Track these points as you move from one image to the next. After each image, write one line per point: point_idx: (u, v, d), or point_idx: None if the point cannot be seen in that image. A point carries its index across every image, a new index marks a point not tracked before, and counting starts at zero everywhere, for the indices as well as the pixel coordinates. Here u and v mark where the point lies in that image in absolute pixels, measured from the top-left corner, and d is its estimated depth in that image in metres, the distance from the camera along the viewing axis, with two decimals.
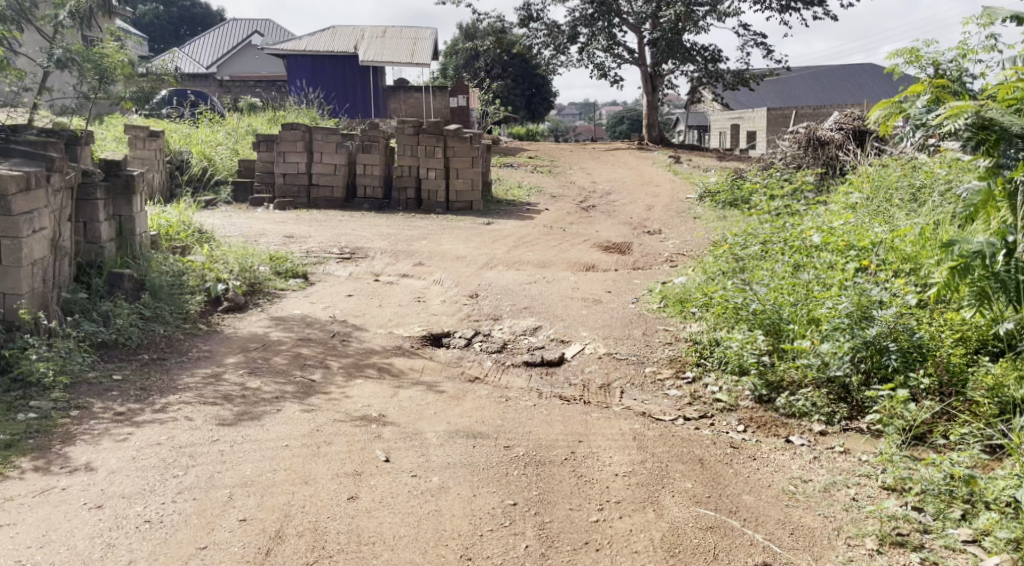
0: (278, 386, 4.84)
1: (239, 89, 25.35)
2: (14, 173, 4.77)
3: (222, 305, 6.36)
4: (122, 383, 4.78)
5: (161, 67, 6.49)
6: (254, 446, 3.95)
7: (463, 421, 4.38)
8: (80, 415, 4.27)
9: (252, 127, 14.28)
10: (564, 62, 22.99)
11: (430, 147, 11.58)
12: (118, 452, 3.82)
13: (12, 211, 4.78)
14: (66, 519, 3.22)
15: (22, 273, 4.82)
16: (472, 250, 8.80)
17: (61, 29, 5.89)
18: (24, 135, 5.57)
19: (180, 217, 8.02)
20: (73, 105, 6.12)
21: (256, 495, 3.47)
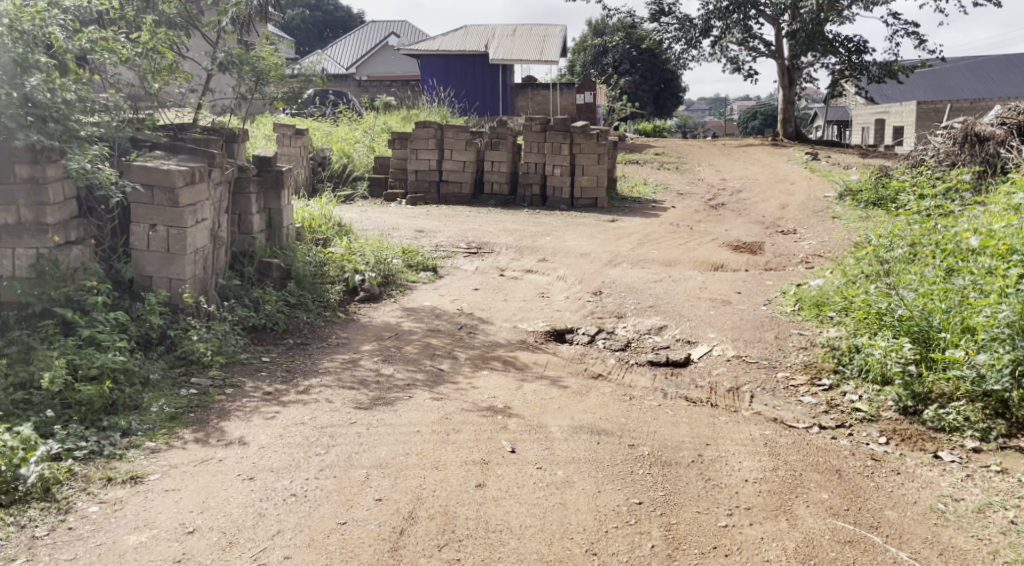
0: (409, 373, 5.02)
1: (376, 87, 26.38)
2: (181, 167, 5.17)
3: (358, 295, 6.65)
4: (270, 364, 5.11)
5: (309, 68, 6.84)
6: (388, 430, 4.11)
7: (587, 417, 4.41)
8: (234, 393, 4.58)
9: (387, 126, 14.76)
10: (696, 56, 22.52)
11: (556, 144, 11.61)
12: (267, 429, 4.08)
13: (179, 203, 5.17)
14: (223, 488, 3.47)
15: (186, 260, 5.22)
16: (596, 248, 8.78)
17: (223, 34, 6.31)
18: (189, 133, 6.04)
19: (321, 210, 8.41)
20: (231, 104, 6.55)
21: (391, 477, 3.62)
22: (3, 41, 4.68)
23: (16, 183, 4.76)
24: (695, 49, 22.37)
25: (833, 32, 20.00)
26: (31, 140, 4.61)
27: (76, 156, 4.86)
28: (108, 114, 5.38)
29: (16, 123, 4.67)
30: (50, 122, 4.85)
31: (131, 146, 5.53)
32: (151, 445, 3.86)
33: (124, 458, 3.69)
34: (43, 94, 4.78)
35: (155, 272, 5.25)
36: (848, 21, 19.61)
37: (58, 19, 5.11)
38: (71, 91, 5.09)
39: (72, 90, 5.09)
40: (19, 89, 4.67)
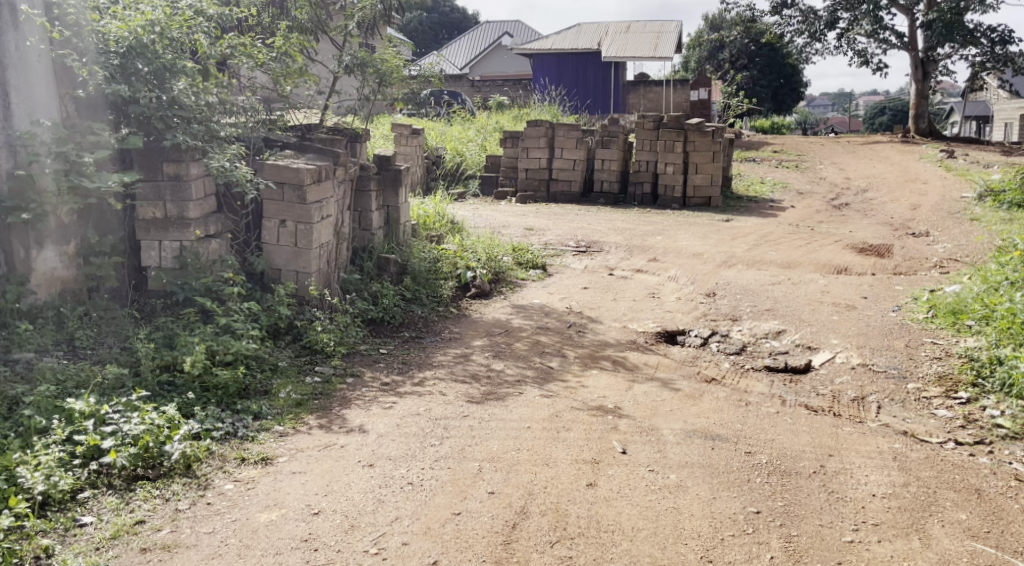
0: (519, 369, 5.08)
1: (489, 87, 26.74)
2: (309, 166, 5.43)
3: (470, 291, 6.77)
4: (387, 356, 5.27)
5: (428, 69, 7.03)
6: (500, 424, 4.18)
7: (700, 421, 4.34)
8: (354, 382, 4.76)
9: (499, 124, 14.93)
10: (820, 50, 21.71)
11: (670, 142, 11.42)
12: (385, 419, 4.22)
13: (307, 200, 5.44)
14: (344, 473, 3.62)
15: (311, 255, 5.49)
16: (710, 248, 8.62)
17: (349, 38, 6.58)
18: (316, 134, 6.31)
19: (435, 208, 8.60)
20: (355, 105, 6.82)
21: (503, 471, 3.67)
22: (154, 48, 5.16)
23: (163, 180, 5.15)
24: (819, 43, 21.58)
25: (973, 22, 18.85)
26: (177, 140, 4.99)
27: (216, 156, 5.22)
28: (246, 115, 5.77)
29: (163, 124, 5.12)
30: (194, 123, 5.26)
31: (264, 146, 5.84)
32: (279, 428, 4.06)
33: (255, 440, 3.90)
34: (189, 98, 5.24)
35: (284, 265, 5.55)
36: (991, 9, 18.44)
37: (203, 26, 5.50)
38: (212, 94, 5.53)
39: (213, 93, 5.52)
40: (167, 93, 5.15)
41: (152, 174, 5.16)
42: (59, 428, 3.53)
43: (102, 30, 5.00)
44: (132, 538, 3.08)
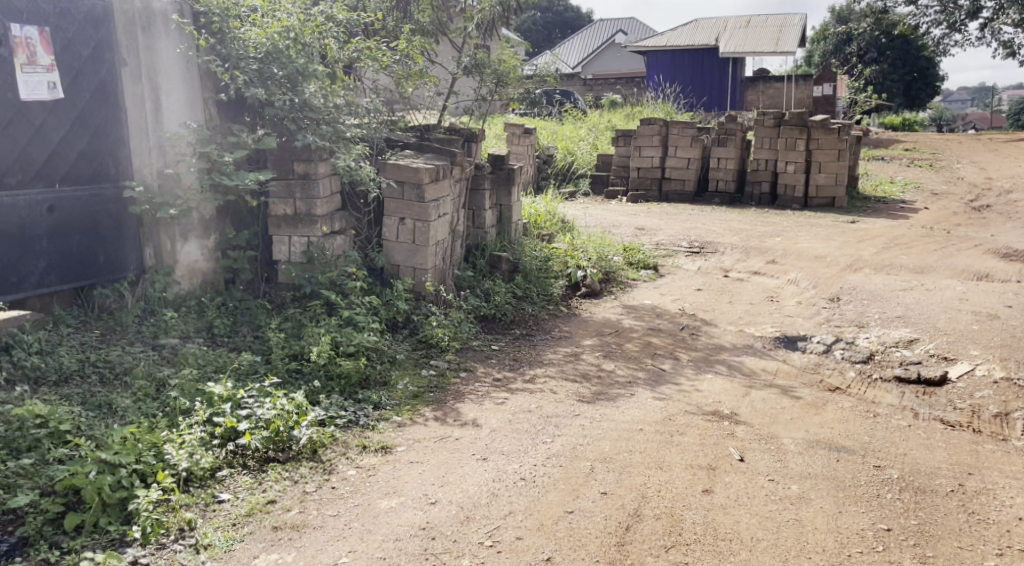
0: (630, 370, 5.02)
1: (601, 85, 26.57)
2: (428, 165, 5.56)
3: (581, 290, 6.75)
4: (499, 352, 5.32)
5: (544, 69, 7.07)
6: (612, 425, 4.15)
7: (824, 431, 4.17)
8: (467, 376, 4.84)
9: (611, 123, 14.82)
10: (959, 42, 20.47)
11: (791, 139, 10.99)
12: (497, 414, 4.26)
13: (425, 198, 5.58)
14: (459, 465, 3.67)
15: (428, 252, 5.61)
16: (834, 251, 8.27)
17: (468, 39, 6.71)
18: (434, 133, 6.45)
19: (546, 207, 8.61)
20: (472, 106, 6.92)
21: (616, 473, 3.64)
22: (288, 53, 5.45)
23: (294, 179, 5.40)
24: (959, 34, 20.35)
25: None
26: (307, 140, 5.22)
27: (343, 155, 5.40)
28: (370, 116, 5.96)
29: (295, 125, 5.36)
30: (322, 124, 5.48)
31: (386, 146, 6.00)
32: (397, 419, 4.17)
33: (375, 429, 4.02)
34: (318, 100, 5.50)
35: (402, 262, 5.69)
36: None
37: (333, 32, 5.75)
38: (340, 97, 5.77)
39: (341, 96, 5.75)
40: (299, 96, 5.41)
41: (284, 173, 5.42)
42: (201, 410, 3.74)
43: (243, 37, 5.36)
44: (264, 517, 3.23)
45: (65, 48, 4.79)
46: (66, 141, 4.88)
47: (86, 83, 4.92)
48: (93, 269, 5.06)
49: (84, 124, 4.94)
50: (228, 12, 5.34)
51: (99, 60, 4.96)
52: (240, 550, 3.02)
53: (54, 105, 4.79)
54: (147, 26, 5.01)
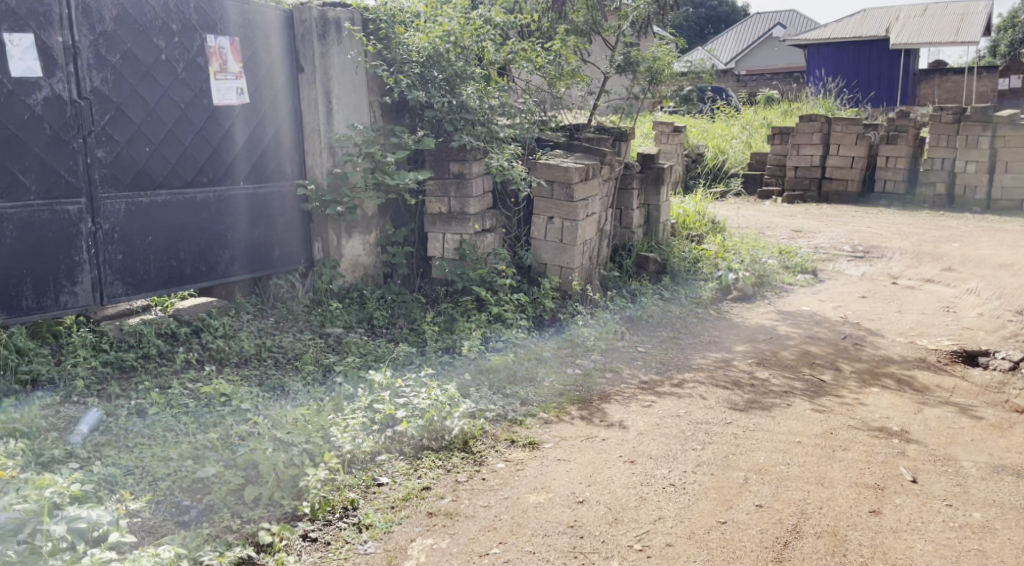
0: (786, 380, 4.82)
1: (757, 81, 25.67)
2: (578, 165, 5.59)
3: (732, 294, 6.54)
4: (646, 354, 5.23)
5: (700, 66, 6.90)
6: (768, 436, 3.99)
7: (1009, 457, 3.84)
8: (613, 377, 4.79)
9: (768, 120, 14.29)
10: None
11: (972, 137, 10.25)
12: (645, 417, 4.20)
13: (574, 197, 5.60)
14: (607, 467, 3.65)
15: (575, 251, 5.63)
16: (1020, 259, 7.60)
17: (622, 38, 6.62)
18: (584, 133, 6.45)
19: (696, 207, 8.37)
20: (624, 104, 6.86)
21: (772, 485, 3.50)
22: (448, 57, 5.62)
23: (450, 178, 5.57)
24: None
25: None
26: (463, 140, 5.41)
27: (496, 156, 5.52)
28: (522, 117, 6.01)
29: (452, 127, 5.56)
30: (477, 125, 5.64)
31: (536, 146, 6.07)
32: (544, 416, 4.19)
33: (523, 425, 4.06)
34: (474, 102, 5.63)
35: (550, 260, 5.73)
36: None
37: (491, 35, 5.89)
38: (495, 98, 5.90)
39: (496, 97, 5.88)
40: (457, 98, 5.57)
41: (440, 172, 5.61)
42: (363, 396, 3.93)
43: (406, 42, 5.56)
44: (420, 502, 3.34)
45: (252, 56, 5.17)
46: (251, 142, 5.25)
47: (269, 88, 5.29)
48: (269, 261, 5.45)
49: (267, 127, 5.31)
50: (394, 19, 5.60)
51: (280, 67, 5.33)
52: (398, 532, 3.14)
53: (242, 109, 5.17)
54: (323, 35, 5.34)
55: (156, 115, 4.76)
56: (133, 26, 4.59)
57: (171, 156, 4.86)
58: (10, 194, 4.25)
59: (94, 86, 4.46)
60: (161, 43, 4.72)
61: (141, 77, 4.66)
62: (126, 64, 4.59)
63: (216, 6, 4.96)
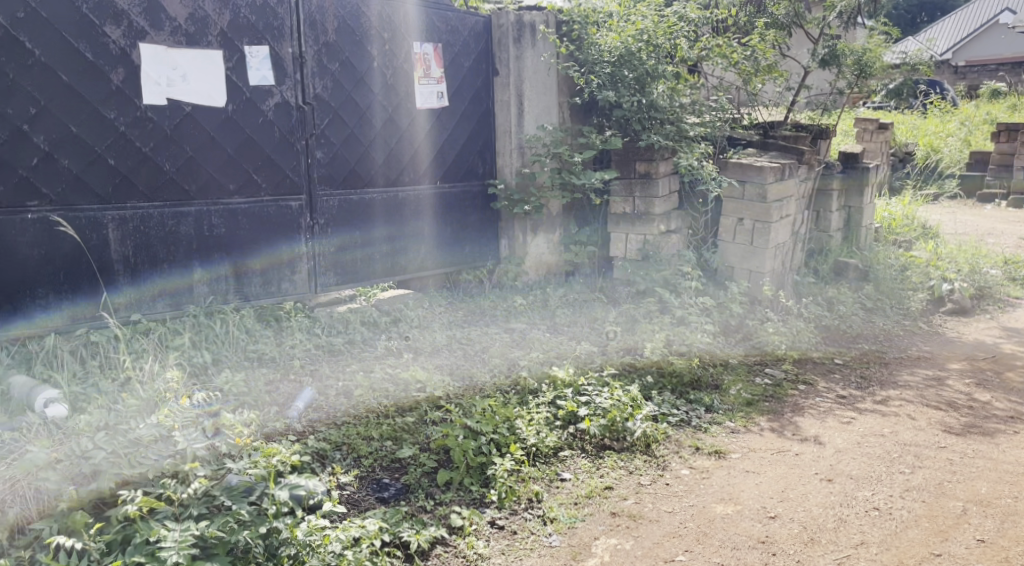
0: (1011, 404, 4.36)
1: (978, 73, 23.48)
2: (773, 164, 5.37)
3: (946, 306, 6.04)
4: (844, 367, 4.91)
5: (916, 57, 6.38)
6: (988, 464, 3.64)
7: None
8: (807, 389, 4.54)
9: (992, 116, 13.02)
10: None
11: None
12: (844, 434, 3.95)
13: (767, 198, 5.37)
14: (801, 483, 3.47)
15: (767, 254, 5.41)
16: None
17: (827, 29, 6.23)
18: (780, 131, 6.21)
19: (905, 211, 7.78)
20: (827, 100, 6.47)
21: (995, 519, 3.19)
22: (640, 56, 5.52)
23: (636, 178, 5.55)
24: None
25: None
26: (651, 140, 5.36)
27: (686, 155, 5.43)
28: (713, 115, 5.84)
29: (641, 126, 5.55)
30: (666, 124, 5.59)
31: (728, 146, 5.93)
32: (730, 424, 4.05)
33: (708, 432, 3.94)
34: (665, 101, 5.58)
35: (738, 263, 5.55)
36: None
37: (684, 32, 5.68)
38: (685, 96, 5.79)
39: (687, 95, 5.76)
40: (647, 97, 5.50)
41: (626, 171, 5.59)
42: (546, 392, 3.98)
43: (598, 43, 5.54)
44: (603, 501, 3.33)
45: (453, 60, 5.39)
46: (449, 142, 5.47)
47: (466, 91, 5.51)
48: (461, 256, 5.70)
49: (463, 127, 5.53)
50: (587, 19, 5.63)
51: (477, 71, 5.55)
52: (582, 528, 3.16)
53: (442, 111, 5.39)
54: (519, 38, 5.55)
55: (368, 119, 5.05)
56: (352, 35, 4.89)
57: (379, 157, 5.15)
58: (246, 190, 4.63)
59: (316, 93, 4.80)
60: (374, 51, 5.01)
61: (357, 83, 4.96)
62: (344, 72, 4.90)
63: (424, 14, 5.21)
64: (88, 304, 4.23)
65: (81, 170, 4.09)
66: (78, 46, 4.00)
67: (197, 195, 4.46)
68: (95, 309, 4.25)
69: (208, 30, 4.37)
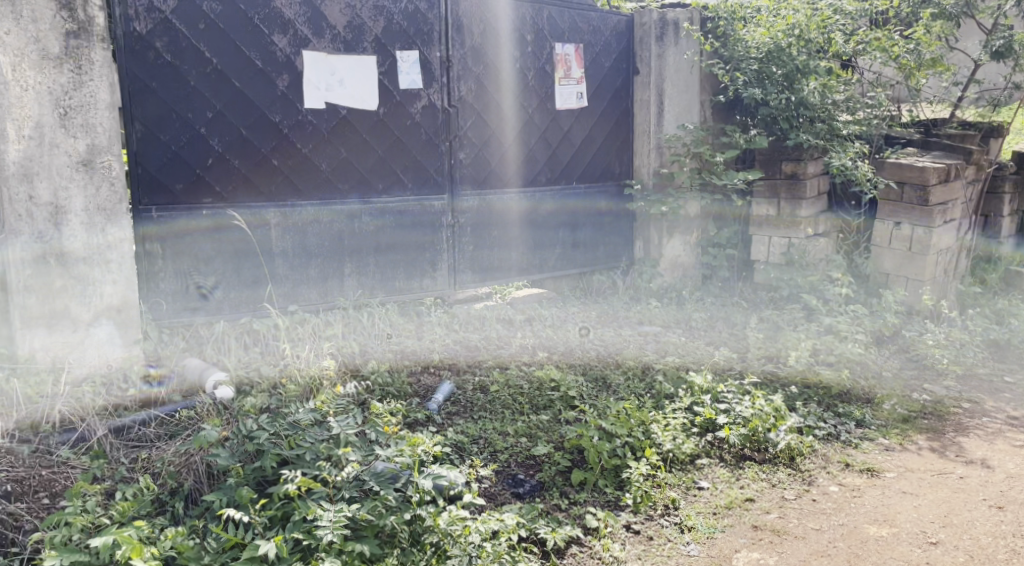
0: None
1: None
2: (937, 164, 5.05)
3: None
4: (1015, 386, 4.52)
5: None
6: None
7: None
8: (971, 408, 4.22)
9: None
10: None
11: None
12: (1016, 458, 3.64)
13: (929, 202, 5.05)
14: (966, 509, 3.23)
15: (926, 261, 5.08)
16: None
17: (1003, 19, 5.76)
18: (945, 129, 5.81)
19: None
20: (1000, 96, 5.98)
21: None
22: (790, 51, 5.32)
23: (781, 179, 5.40)
24: None
25: None
26: (799, 139, 5.20)
27: (838, 155, 5.16)
28: (868, 113, 5.50)
29: (789, 125, 5.35)
30: (816, 121, 5.36)
31: (885, 145, 5.60)
32: (884, 441, 3.82)
33: (859, 448, 3.73)
34: (816, 98, 5.32)
35: (893, 270, 5.22)
36: None
37: (839, 25, 5.42)
38: (838, 93, 5.50)
39: (841, 92, 5.47)
40: (797, 94, 5.29)
41: (771, 171, 5.46)
42: (683, 397, 3.86)
43: (745, 38, 5.43)
44: (744, 513, 3.21)
45: (594, 61, 5.42)
46: (587, 142, 5.49)
47: (604, 92, 5.51)
48: (594, 257, 5.69)
49: (601, 127, 5.54)
50: (734, 15, 5.53)
51: (617, 71, 5.55)
52: (722, 539, 3.05)
53: (581, 112, 5.42)
54: (661, 36, 5.52)
55: (509, 120, 5.12)
56: (496, 38, 4.97)
57: (518, 158, 5.20)
58: (393, 189, 4.77)
59: (461, 95, 4.90)
60: (516, 54, 5.08)
61: (499, 85, 5.03)
62: (487, 74, 4.98)
63: (567, 15, 5.26)
64: (211, 216, 4.24)
65: (249, 170, 4.31)
66: (249, 54, 4.21)
67: (349, 194, 4.63)
68: (218, 221, 4.26)
69: (364, 37, 4.53)
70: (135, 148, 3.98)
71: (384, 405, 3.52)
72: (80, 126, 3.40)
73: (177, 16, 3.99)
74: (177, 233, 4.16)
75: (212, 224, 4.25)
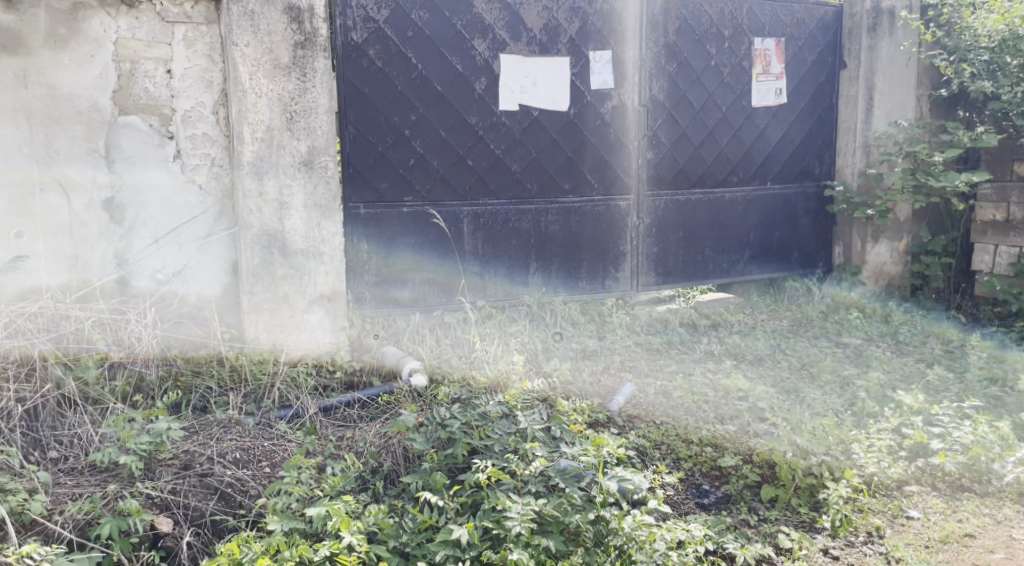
0: None
1: None
2: None
3: None
4: None
5: None
6: None
7: None
8: None
9: None
10: None
11: None
12: None
13: None
14: None
15: None
16: None
17: None
18: None
19: None
20: None
21: None
22: None
23: (1012, 181, 4.89)
24: None
25: None
26: None
27: None
28: None
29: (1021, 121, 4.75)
30: None
31: None
32: None
33: None
34: None
35: None
36: None
37: None
38: None
39: None
40: None
41: (1000, 173, 4.96)
42: (890, 417, 3.58)
43: (974, 26, 4.91)
44: (963, 549, 2.93)
45: (796, 55, 5.20)
46: (784, 141, 5.26)
47: (805, 88, 5.27)
48: (787, 261, 5.43)
49: (800, 126, 5.30)
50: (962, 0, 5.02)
51: (821, 66, 5.31)
52: None
53: (780, 110, 5.21)
54: (873, 26, 5.24)
55: (702, 118, 5.00)
56: (692, 34, 4.88)
57: (710, 158, 5.06)
58: (580, 190, 4.77)
59: (653, 94, 4.83)
60: (713, 50, 4.95)
61: (693, 83, 4.93)
62: (682, 72, 4.89)
63: (769, 9, 5.09)
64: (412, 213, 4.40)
65: (446, 170, 4.44)
66: (451, 58, 4.35)
67: (538, 194, 4.67)
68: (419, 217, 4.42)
69: (558, 38, 4.57)
70: (348, 148, 4.20)
71: (571, 404, 3.53)
72: (303, 129, 3.66)
73: (389, 25, 4.19)
74: (382, 227, 4.34)
75: (413, 220, 4.41)
